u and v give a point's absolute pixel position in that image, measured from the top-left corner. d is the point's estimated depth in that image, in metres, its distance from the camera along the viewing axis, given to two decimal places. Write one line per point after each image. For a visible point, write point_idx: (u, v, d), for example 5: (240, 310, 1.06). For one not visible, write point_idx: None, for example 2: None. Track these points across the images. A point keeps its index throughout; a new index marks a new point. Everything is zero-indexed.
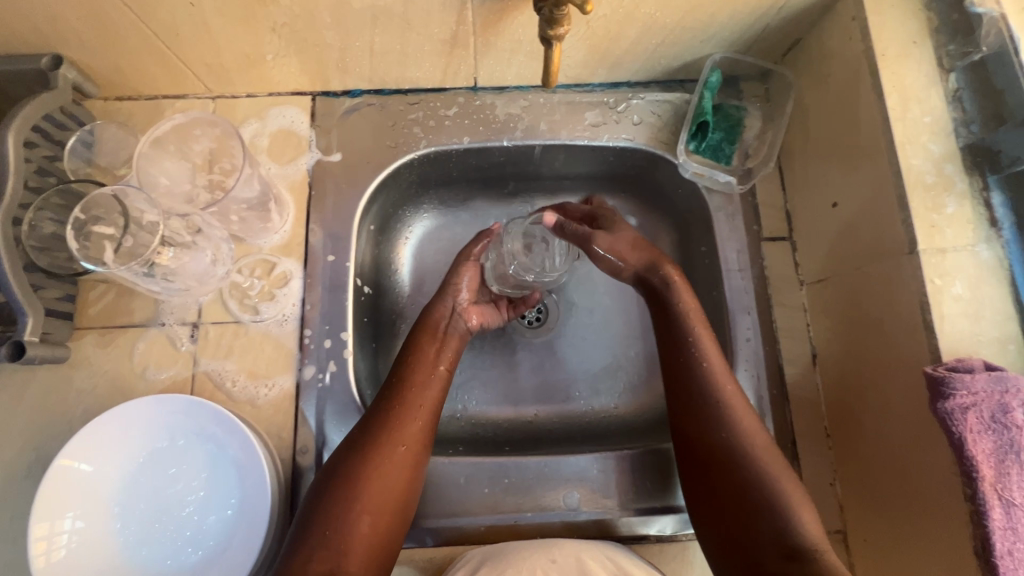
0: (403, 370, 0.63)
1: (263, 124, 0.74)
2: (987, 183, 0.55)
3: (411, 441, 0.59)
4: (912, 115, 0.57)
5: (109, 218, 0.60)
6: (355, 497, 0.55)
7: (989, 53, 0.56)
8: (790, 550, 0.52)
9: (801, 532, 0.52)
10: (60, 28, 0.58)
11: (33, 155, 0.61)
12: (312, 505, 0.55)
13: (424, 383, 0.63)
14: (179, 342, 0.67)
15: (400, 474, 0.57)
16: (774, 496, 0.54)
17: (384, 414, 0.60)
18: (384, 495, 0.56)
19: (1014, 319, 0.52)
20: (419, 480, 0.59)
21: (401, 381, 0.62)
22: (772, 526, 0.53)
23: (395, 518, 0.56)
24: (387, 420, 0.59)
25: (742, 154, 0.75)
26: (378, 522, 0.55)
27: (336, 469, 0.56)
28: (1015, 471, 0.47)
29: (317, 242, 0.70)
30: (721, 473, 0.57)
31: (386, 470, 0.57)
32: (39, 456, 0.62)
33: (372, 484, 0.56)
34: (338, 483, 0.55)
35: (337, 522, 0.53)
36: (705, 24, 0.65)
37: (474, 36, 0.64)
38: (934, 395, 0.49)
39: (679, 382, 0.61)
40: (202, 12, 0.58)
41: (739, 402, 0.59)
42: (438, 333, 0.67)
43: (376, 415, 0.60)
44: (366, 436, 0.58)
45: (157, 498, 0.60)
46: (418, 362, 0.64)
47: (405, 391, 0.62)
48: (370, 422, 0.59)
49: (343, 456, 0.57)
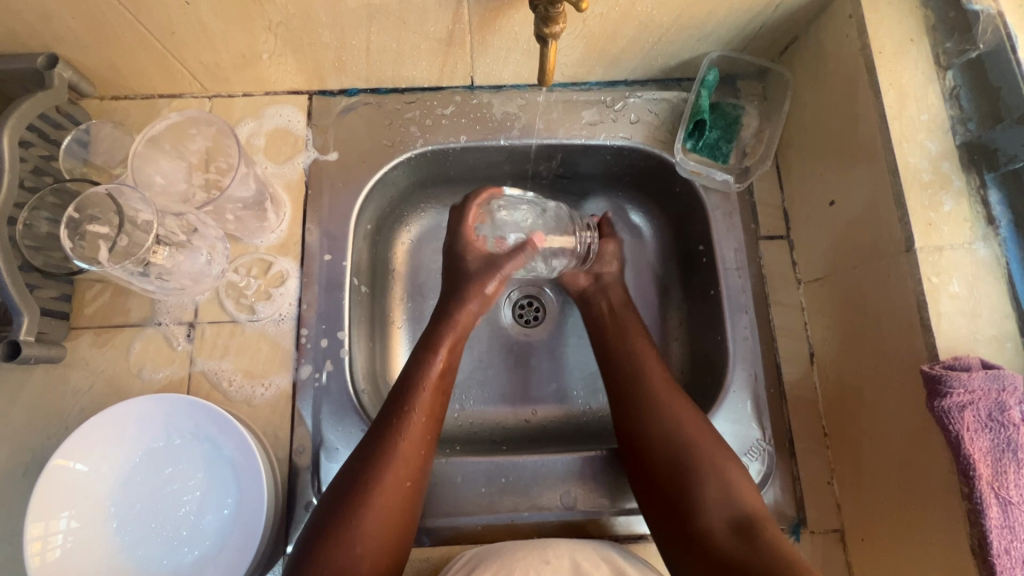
0: (403, 399, 0.61)
1: (259, 123, 0.73)
2: (983, 181, 0.55)
3: (413, 475, 0.58)
4: (909, 112, 0.57)
5: (104, 217, 0.59)
6: (357, 539, 0.53)
7: (985, 51, 0.56)
8: (735, 518, 0.55)
9: (742, 500, 0.57)
10: (55, 28, 0.58)
11: (29, 155, 0.61)
12: (309, 547, 0.53)
13: (424, 413, 0.61)
14: (176, 342, 0.67)
15: (401, 511, 0.56)
16: (713, 471, 0.58)
17: (384, 447, 0.57)
18: (385, 534, 0.55)
19: (1011, 318, 0.52)
20: (418, 512, 0.58)
21: (401, 413, 0.60)
22: (716, 499, 0.57)
23: (397, 555, 0.55)
24: (388, 455, 0.57)
25: (739, 152, 0.74)
26: (379, 561, 0.54)
27: (335, 509, 0.54)
28: (1012, 469, 0.46)
29: (314, 242, 0.70)
30: (663, 455, 0.60)
31: (388, 508, 0.55)
32: (36, 455, 0.62)
33: (374, 524, 0.54)
34: (339, 522, 0.53)
35: (339, 566, 0.52)
36: (702, 22, 0.65)
37: (470, 35, 0.64)
38: (931, 393, 0.49)
39: (626, 373, 0.67)
40: (198, 11, 0.58)
41: (675, 394, 0.64)
42: (439, 360, 0.65)
43: (383, 420, 0.59)
44: (367, 473, 0.56)
45: (153, 498, 0.59)
46: (418, 391, 0.62)
47: (406, 422, 0.59)
48: (369, 456, 0.57)
49: (343, 495, 0.55)
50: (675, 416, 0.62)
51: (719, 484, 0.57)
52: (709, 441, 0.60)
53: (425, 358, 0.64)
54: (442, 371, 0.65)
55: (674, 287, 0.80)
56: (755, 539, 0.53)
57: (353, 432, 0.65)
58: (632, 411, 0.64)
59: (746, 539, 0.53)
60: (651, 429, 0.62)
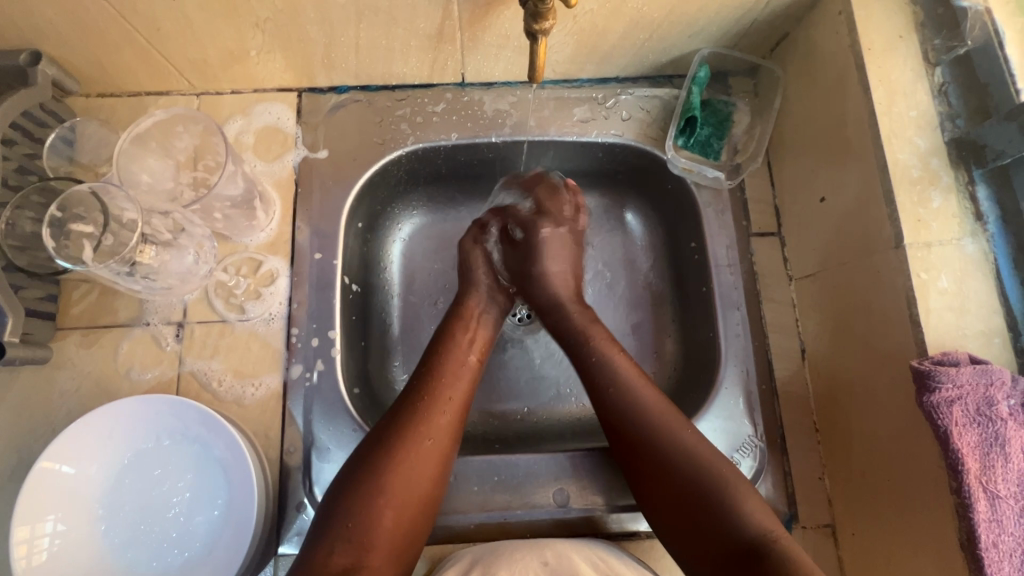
0: (434, 362, 0.63)
1: (248, 121, 0.73)
2: (972, 178, 0.55)
3: (439, 435, 0.57)
4: (898, 109, 0.57)
5: (89, 216, 0.59)
6: (380, 491, 0.53)
7: (973, 47, 0.56)
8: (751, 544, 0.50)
9: (751, 525, 0.51)
10: (37, 24, 0.57)
11: (13, 153, 0.60)
12: (334, 502, 0.53)
13: (453, 376, 0.62)
14: (164, 342, 0.66)
15: (428, 471, 0.56)
16: (722, 497, 0.53)
17: (412, 407, 0.58)
18: (410, 491, 0.54)
19: (999, 313, 0.52)
20: (445, 478, 0.57)
21: (432, 375, 0.61)
22: (722, 524, 0.52)
23: (421, 517, 0.55)
24: (416, 413, 0.58)
25: (730, 149, 0.75)
26: (401, 519, 0.53)
27: (361, 462, 0.54)
28: (1000, 464, 0.47)
29: (304, 240, 0.69)
30: (667, 473, 0.55)
31: (414, 466, 0.55)
32: (21, 458, 0.62)
33: (400, 478, 0.54)
34: (365, 475, 0.53)
35: (362, 519, 0.51)
36: (693, 18, 0.65)
37: (461, 31, 0.63)
38: (920, 388, 0.49)
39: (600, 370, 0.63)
40: (183, 7, 0.57)
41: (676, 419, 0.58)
42: (461, 344, 0.65)
43: (405, 406, 0.58)
44: (394, 428, 0.56)
45: (141, 500, 0.59)
46: (448, 354, 0.63)
47: (436, 384, 0.60)
48: (397, 414, 0.58)
49: (371, 448, 0.55)
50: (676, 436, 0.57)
51: (727, 510, 0.52)
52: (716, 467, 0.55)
53: (455, 328, 0.66)
54: (473, 340, 0.66)
55: (666, 284, 0.80)
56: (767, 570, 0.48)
57: (344, 431, 0.64)
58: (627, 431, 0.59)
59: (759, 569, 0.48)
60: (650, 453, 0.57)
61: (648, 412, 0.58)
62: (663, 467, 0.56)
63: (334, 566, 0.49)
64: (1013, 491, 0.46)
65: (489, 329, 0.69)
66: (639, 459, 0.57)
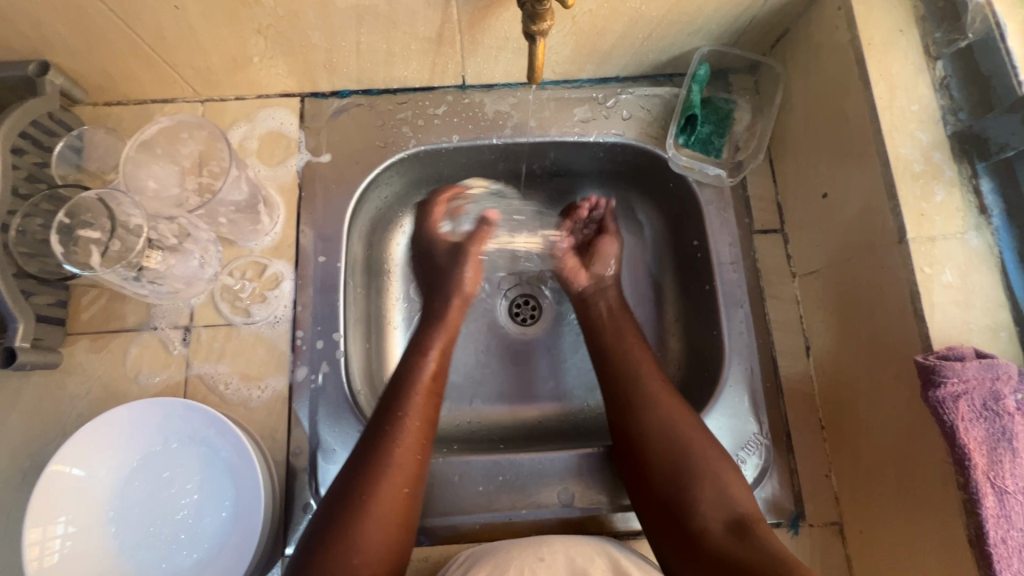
0: (396, 399, 0.60)
1: (251, 126, 0.74)
2: (975, 171, 0.55)
3: (410, 479, 0.56)
4: (899, 103, 0.57)
5: (97, 222, 0.59)
6: (353, 545, 0.51)
7: (975, 40, 0.56)
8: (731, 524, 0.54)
9: (736, 500, 0.56)
10: (45, 35, 0.58)
11: (23, 162, 0.61)
12: (306, 560, 0.51)
13: (416, 413, 0.60)
14: (172, 345, 0.67)
15: (400, 516, 0.55)
16: (705, 471, 0.58)
17: (380, 452, 0.56)
18: (383, 542, 0.53)
19: (1006, 306, 0.52)
20: (415, 519, 0.57)
21: (393, 416, 0.59)
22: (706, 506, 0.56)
23: (396, 564, 0.54)
24: (383, 459, 0.56)
25: (732, 146, 0.74)
26: (378, 570, 0.52)
27: (330, 518, 0.53)
28: (1008, 458, 0.46)
29: (308, 243, 0.70)
30: (663, 484, 0.58)
31: (385, 516, 0.54)
32: (34, 461, 0.63)
33: (373, 531, 0.52)
34: (336, 533, 0.51)
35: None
36: (691, 17, 0.65)
37: (460, 34, 0.64)
38: (925, 384, 0.49)
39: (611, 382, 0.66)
40: (187, 15, 0.58)
41: (683, 412, 0.62)
42: (430, 361, 0.65)
43: (367, 450, 0.56)
44: (364, 479, 0.54)
45: (151, 502, 0.60)
46: (411, 392, 0.61)
47: (402, 425, 0.58)
48: (363, 460, 0.56)
49: (340, 502, 0.53)
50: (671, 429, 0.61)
51: (713, 493, 0.57)
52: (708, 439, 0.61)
53: (416, 360, 0.64)
54: (436, 371, 0.64)
55: (670, 284, 0.79)
56: (749, 543, 0.52)
57: (349, 432, 0.65)
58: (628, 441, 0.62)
59: (740, 538, 0.53)
60: (648, 451, 0.60)
61: (652, 414, 0.62)
62: (658, 471, 0.59)
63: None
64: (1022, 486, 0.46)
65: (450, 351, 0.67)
66: (640, 461, 0.61)
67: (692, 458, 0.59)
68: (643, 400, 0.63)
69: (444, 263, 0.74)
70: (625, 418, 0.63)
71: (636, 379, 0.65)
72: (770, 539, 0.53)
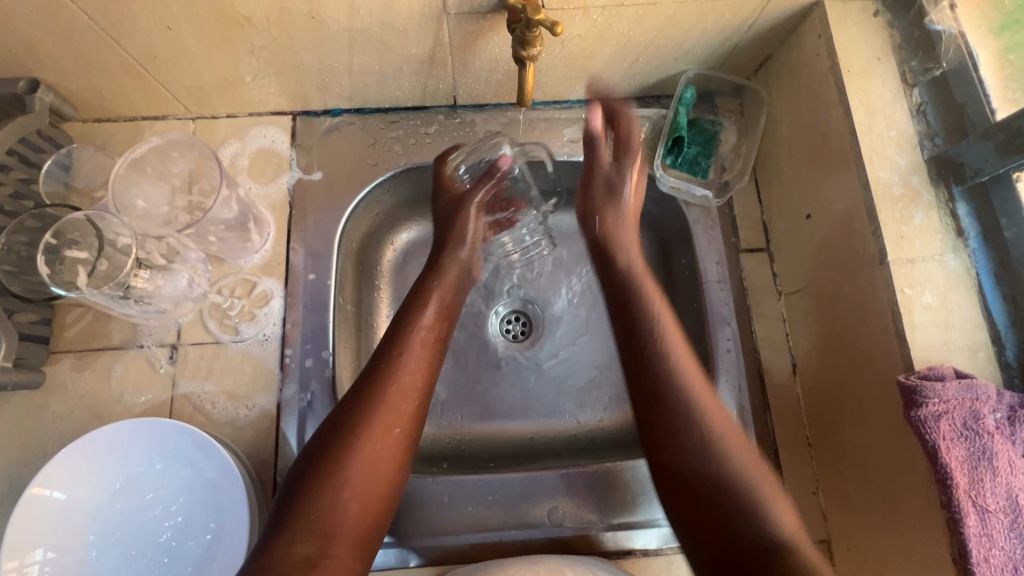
0: (394, 343, 0.58)
1: (243, 143, 0.74)
2: (952, 195, 0.57)
3: (403, 422, 0.54)
4: (878, 129, 0.59)
5: (83, 242, 0.59)
6: (343, 483, 0.50)
7: (949, 69, 0.58)
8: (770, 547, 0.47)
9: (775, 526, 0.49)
10: (36, 53, 0.58)
11: (9, 178, 0.61)
12: (293, 489, 0.50)
13: (415, 358, 0.58)
14: (158, 364, 0.66)
15: (392, 460, 0.53)
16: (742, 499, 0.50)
17: (372, 392, 0.54)
18: (374, 480, 0.51)
19: (983, 327, 0.53)
20: (408, 462, 0.55)
21: (391, 358, 0.57)
22: (749, 528, 0.49)
23: (385, 506, 0.53)
24: (377, 398, 0.54)
25: (718, 167, 0.76)
26: (367, 509, 0.51)
27: (320, 452, 0.51)
28: (988, 477, 0.47)
29: (298, 261, 0.70)
30: (689, 471, 0.52)
31: (379, 454, 0.52)
32: (13, 484, 0.61)
33: (363, 469, 0.51)
34: (325, 465, 0.50)
35: (324, 511, 0.48)
36: (678, 42, 0.66)
37: (452, 57, 0.65)
38: (907, 403, 0.50)
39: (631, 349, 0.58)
40: (180, 36, 0.58)
41: (711, 404, 0.54)
42: (428, 314, 0.62)
43: (361, 393, 0.54)
44: (357, 416, 0.52)
45: (134, 525, 0.59)
46: (411, 338, 0.59)
47: (397, 367, 0.56)
48: (356, 399, 0.54)
49: (331, 436, 0.52)
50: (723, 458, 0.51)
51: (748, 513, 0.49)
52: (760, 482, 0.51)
53: (415, 308, 0.62)
54: (435, 320, 0.62)
55: None
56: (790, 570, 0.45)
57: None
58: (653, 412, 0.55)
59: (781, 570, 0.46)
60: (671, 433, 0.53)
61: (682, 396, 0.54)
62: (679, 449, 0.53)
63: (297, 558, 0.46)
64: (1002, 504, 0.47)
65: (451, 304, 0.65)
66: (678, 469, 0.52)
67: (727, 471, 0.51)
68: (670, 376, 0.55)
69: (446, 211, 0.71)
70: (648, 393, 0.55)
71: (655, 350, 0.57)
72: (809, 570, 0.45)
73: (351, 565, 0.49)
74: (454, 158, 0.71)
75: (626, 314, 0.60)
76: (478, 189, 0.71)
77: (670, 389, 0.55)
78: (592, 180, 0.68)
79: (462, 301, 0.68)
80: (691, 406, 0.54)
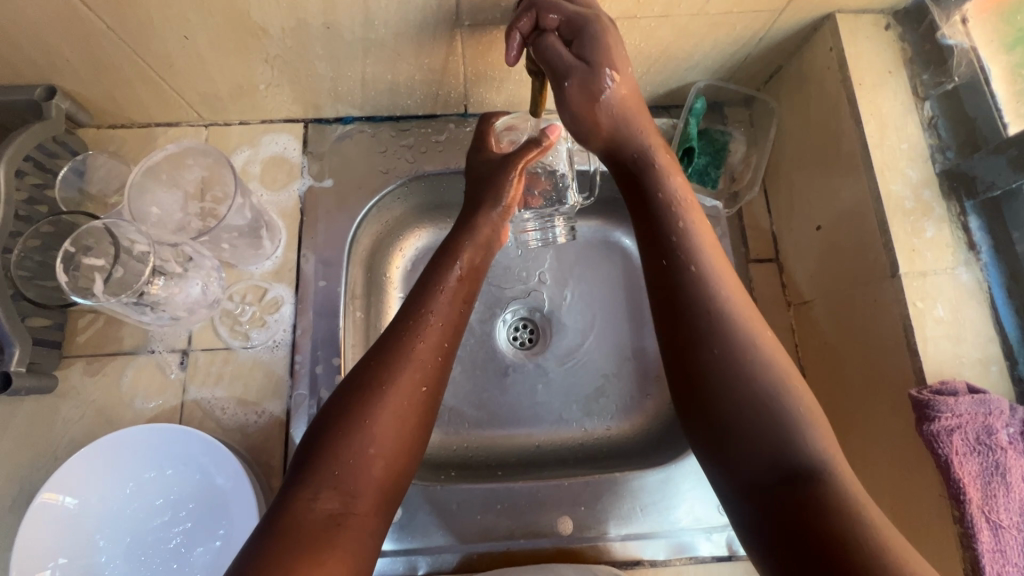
0: (420, 302, 0.56)
1: (255, 150, 0.74)
2: (964, 209, 0.57)
3: (429, 380, 0.52)
4: (890, 141, 0.59)
5: (100, 249, 0.59)
6: (368, 441, 0.47)
7: (961, 83, 0.59)
8: (793, 475, 0.43)
9: (805, 452, 0.43)
10: (54, 61, 0.59)
11: (23, 183, 0.62)
12: (315, 447, 0.47)
13: (442, 316, 0.56)
14: (169, 369, 0.66)
15: (415, 416, 0.51)
16: (769, 418, 0.45)
17: (398, 349, 0.52)
18: (398, 439, 0.49)
19: (995, 340, 0.54)
20: (431, 422, 0.52)
21: (417, 316, 0.55)
22: (772, 450, 0.44)
23: (406, 467, 0.50)
24: (401, 353, 0.52)
25: (727, 177, 0.77)
26: (390, 469, 0.48)
27: (343, 407, 0.49)
28: (1001, 493, 0.47)
29: (309, 268, 0.70)
30: (717, 387, 0.47)
31: (404, 409, 0.50)
32: (24, 487, 0.62)
33: (388, 426, 0.49)
34: (348, 420, 0.48)
35: (349, 468, 0.46)
36: (689, 54, 0.67)
37: (464, 66, 0.65)
38: (919, 417, 0.49)
39: (653, 242, 0.53)
40: (196, 45, 0.59)
41: (741, 309, 0.49)
42: (459, 267, 0.60)
43: (384, 350, 0.52)
44: (383, 372, 0.50)
45: (144, 531, 0.59)
46: (437, 295, 0.57)
47: (423, 324, 0.55)
48: (379, 356, 0.52)
49: (353, 393, 0.49)
50: (766, 392, 0.46)
51: (774, 435, 0.44)
52: (811, 425, 0.45)
53: (444, 264, 0.60)
54: (463, 278, 0.60)
55: None
56: (812, 500, 0.41)
57: None
58: (677, 317, 0.50)
59: (802, 498, 0.41)
60: (698, 344, 0.48)
61: (707, 300, 0.49)
62: (705, 361, 0.47)
63: (318, 515, 0.44)
64: (1015, 519, 0.47)
65: (479, 265, 0.62)
66: (698, 383, 0.48)
67: (755, 383, 0.46)
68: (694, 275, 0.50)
69: (483, 168, 0.66)
70: (671, 299, 0.51)
71: (686, 245, 0.52)
72: (843, 500, 0.41)
73: (373, 523, 0.46)
74: (504, 120, 0.68)
75: (652, 221, 0.54)
76: (521, 154, 0.64)
77: (698, 300, 0.49)
78: (558, 70, 0.55)
79: (491, 263, 0.64)
80: (718, 312, 0.49)
